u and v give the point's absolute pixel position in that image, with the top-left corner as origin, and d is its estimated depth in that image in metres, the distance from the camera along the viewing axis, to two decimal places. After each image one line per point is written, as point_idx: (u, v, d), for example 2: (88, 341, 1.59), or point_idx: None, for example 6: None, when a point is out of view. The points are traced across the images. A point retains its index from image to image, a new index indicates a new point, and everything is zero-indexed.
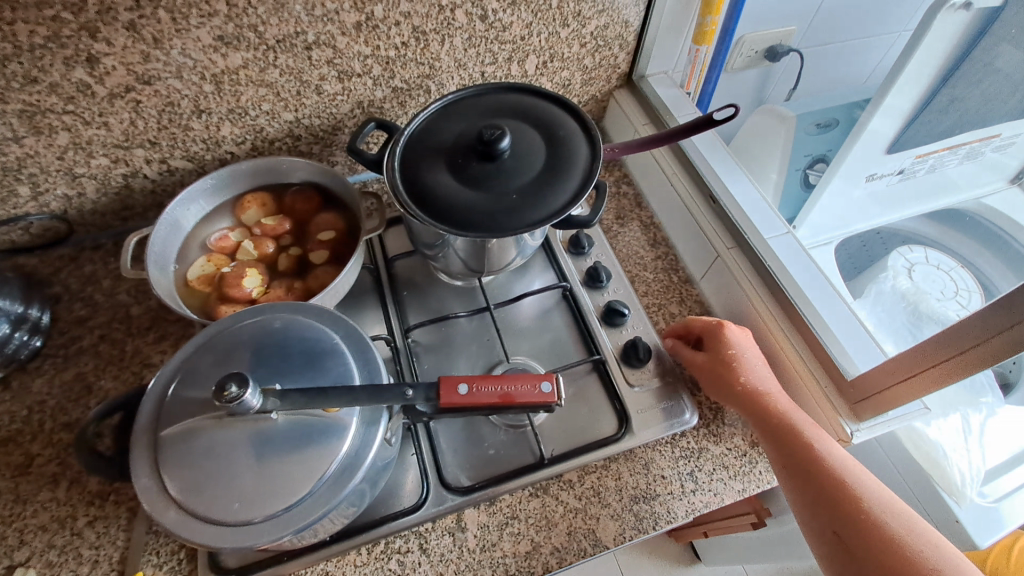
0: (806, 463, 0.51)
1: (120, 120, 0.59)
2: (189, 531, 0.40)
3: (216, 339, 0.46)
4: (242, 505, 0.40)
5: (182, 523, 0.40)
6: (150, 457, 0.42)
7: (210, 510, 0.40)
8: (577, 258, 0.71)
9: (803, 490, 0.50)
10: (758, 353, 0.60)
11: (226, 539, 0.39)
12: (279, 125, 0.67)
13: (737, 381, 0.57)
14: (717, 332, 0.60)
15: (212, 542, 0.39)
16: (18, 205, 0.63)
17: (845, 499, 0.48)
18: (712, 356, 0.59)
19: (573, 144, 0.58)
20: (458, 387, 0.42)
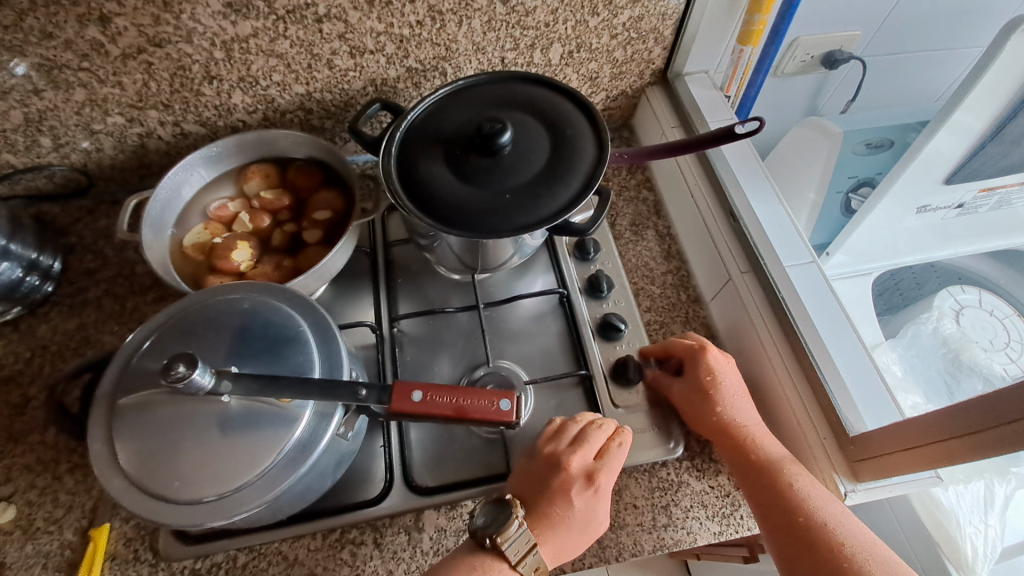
0: (787, 509, 0.47)
1: (133, 80, 0.60)
2: (130, 502, 0.40)
3: (188, 312, 0.47)
4: (180, 485, 0.40)
5: (125, 493, 0.40)
6: (106, 423, 0.42)
7: (152, 485, 0.40)
8: (581, 263, 0.68)
9: (785, 536, 0.46)
10: (740, 383, 0.56)
11: (163, 516, 0.40)
12: (290, 97, 0.66)
13: (714, 411, 0.53)
14: (696, 357, 0.56)
15: (150, 516, 0.40)
16: (41, 154, 0.66)
17: (823, 546, 0.45)
18: (688, 381, 0.56)
19: (581, 146, 0.54)
20: (412, 394, 0.40)
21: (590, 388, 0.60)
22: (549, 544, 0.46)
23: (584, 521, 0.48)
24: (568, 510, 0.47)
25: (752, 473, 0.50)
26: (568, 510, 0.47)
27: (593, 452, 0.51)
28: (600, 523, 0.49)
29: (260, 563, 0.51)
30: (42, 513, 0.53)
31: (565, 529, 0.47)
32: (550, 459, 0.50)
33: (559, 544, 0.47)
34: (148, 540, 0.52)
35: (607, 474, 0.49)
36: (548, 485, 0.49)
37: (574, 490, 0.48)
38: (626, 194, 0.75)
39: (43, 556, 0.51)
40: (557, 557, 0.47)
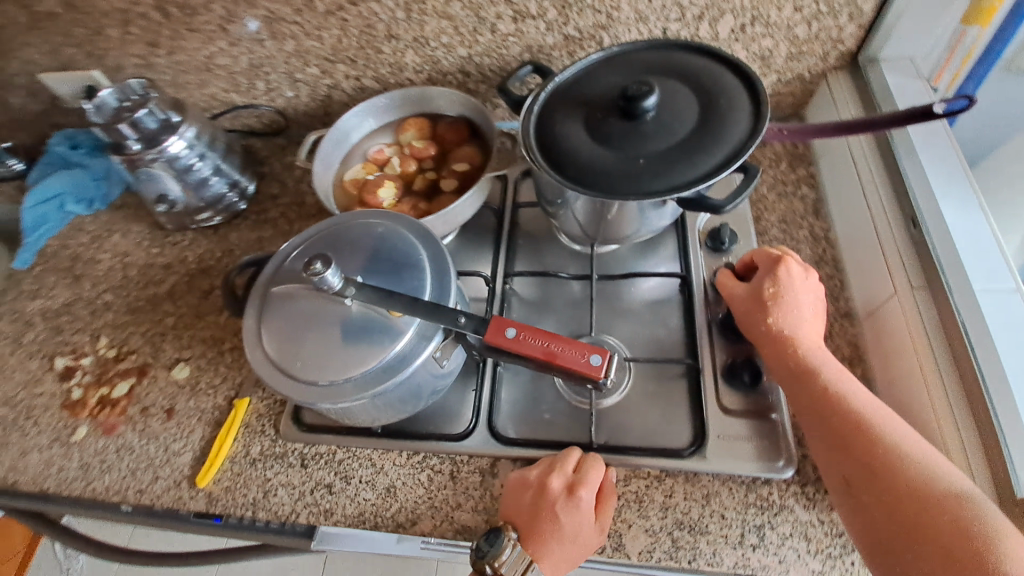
0: (834, 425, 0.45)
1: (330, 35, 0.70)
2: (265, 372, 0.47)
3: (334, 227, 0.53)
4: (302, 366, 0.46)
5: (262, 365, 0.47)
6: (259, 306, 0.50)
7: (282, 361, 0.47)
8: (713, 254, 0.62)
9: (826, 449, 0.45)
10: (809, 297, 0.51)
11: (285, 389, 0.46)
12: (453, 59, 0.71)
13: (766, 320, 0.51)
14: (765, 268, 0.53)
15: (277, 387, 0.46)
16: (256, 95, 0.81)
17: (865, 460, 0.42)
18: (756, 324, 0.51)
19: (733, 118, 0.50)
20: (507, 330, 0.41)
21: (694, 382, 0.55)
22: (547, 563, 0.46)
23: (574, 530, 0.47)
24: (555, 529, 0.47)
25: (832, 437, 0.45)
26: (553, 523, 0.47)
27: (571, 468, 0.50)
28: (595, 531, 0.48)
29: (352, 463, 0.57)
30: (205, 378, 0.65)
31: (559, 544, 0.46)
32: (529, 481, 0.50)
33: (558, 554, 0.46)
34: (273, 420, 0.61)
35: (586, 489, 0.48)
36: (535, 505, 0.48)
37: (556, 513, 0.47)
38: (780, 188, 0.67)
39: (201, 411, 0.63)
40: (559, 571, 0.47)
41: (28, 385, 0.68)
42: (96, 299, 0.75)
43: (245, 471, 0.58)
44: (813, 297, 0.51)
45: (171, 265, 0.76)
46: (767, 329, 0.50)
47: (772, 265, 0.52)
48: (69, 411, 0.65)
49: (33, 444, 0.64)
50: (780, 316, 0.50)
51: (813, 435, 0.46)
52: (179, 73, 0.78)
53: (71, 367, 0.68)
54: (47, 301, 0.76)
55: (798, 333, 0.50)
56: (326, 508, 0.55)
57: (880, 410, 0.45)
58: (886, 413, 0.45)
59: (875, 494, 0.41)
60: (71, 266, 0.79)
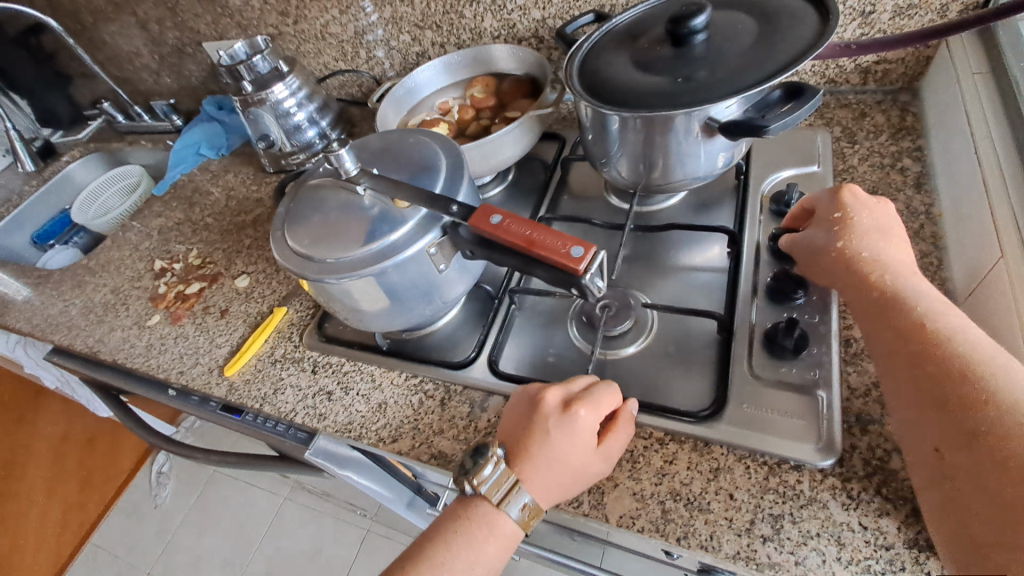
0: (922, 379, 0.33)
1: (420, 1, 0.77)
2: (279, 248, 0.50)
3: (374, 137, 0.56)
4: (308, 242, 0.48)
5: (278, 241, 0.50)
6: (291, 194, 0.54)
7: (293, 238, 0.49)
8: (775, 219, 0.54)
9: (912, 408, 0.33)
10: (889, 227, 0.42)
11: (290, 262, 0.48)
12: (527, 23, 0.73)
13: (834, 248, 0.41)
14: (835, 193, 0.44)
15: (284, 261, 0.48)
16: (358, 63, 0.90)
17: (964, 426, 0.30)
18: (820, 253, 0.42)
19: (794, 40, 0.44)
20: (491, 217, 0.39)
21: (723, 344, 0.47)
22: (533, 489, 0.41)
23: (564, 461, 0.40)
24: (544, 453, 0.40)
25: (924, 394, 0.33)
26: (539, 447, 0.41)
27: (577, 386, 0.44)
28: (590, 467, 0.41)
29: (355, 376, 0.57)
30: (259, 288, 0.71)
31: (548, 466, 0.40)
32: (528, 399, 0.44)
33: (542, 482, 0.41)
34: (300, 330, 0.64)
35: (585, 411, 0.41)
36: (527, 424, 0.42)
37: (547, 431, 0.41)
38: (874, 160, 0.56)
39: (247, 314, 0.68)
40: (551, 497, 0.41)
41: (132, 280, 0.80)
42: (199, 221, 0.87)
43: (264, 369, 0.61)
44: (895, 223, 0.42)
45: (262, 200, 0.86)
46: (837, 254, 0.41)
47: (832, 197, 0.44)
48: (153, 302, 0.75)
49: (120, 324, 0.74)
50: (853, 239, 0.41)
51: (895, 390, 0.35)
52: (300, 41, 0.90)
53: (165, 268, 0.79)
54: (165, 219, 0.90)
55: (882, 259, 0.40)
56: (321, 412, 0.55)
57: (1006, 361, 0.32)
58: (1016, 367, 0.31)
59: (972, 469, 0.29)
60: (190, 196, 0.93)
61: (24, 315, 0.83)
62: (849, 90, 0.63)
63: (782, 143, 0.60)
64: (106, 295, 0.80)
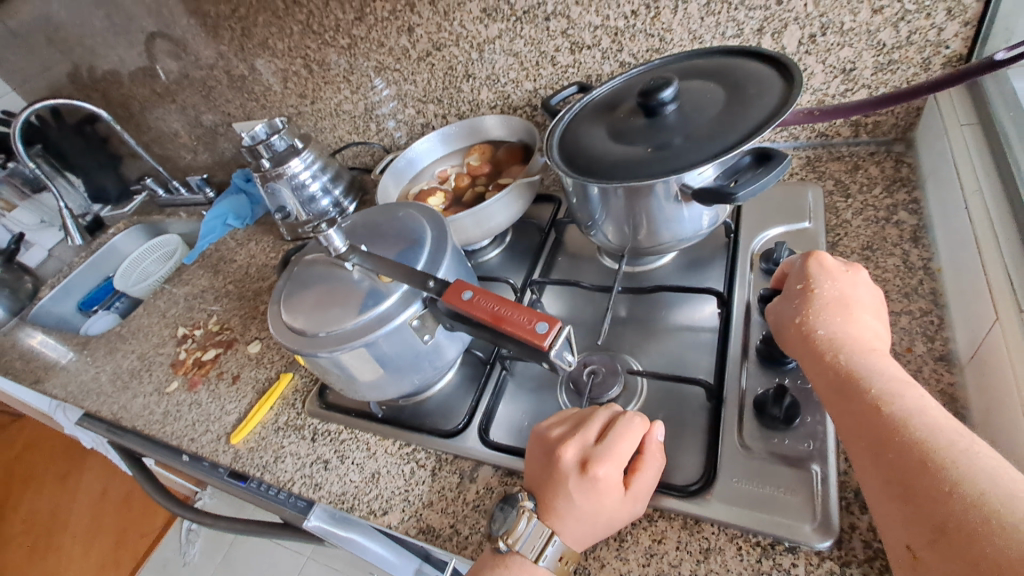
0: (883, 468, 0.31)
1: (421, 79, 0.82)
2: (274, 324, 0.52)
3: (369, 213, 0.59)
4: (299, 318, 0.49)
5: (274, 316, 0.52)
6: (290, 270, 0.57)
7: (286, 315, 0.51)
8: (767, 278, 0.53)
9: (879, 501, 0.31)
10: (854, 297, 0.41)
11: (283, 336, 0.50)
12: (521, 93, 0.77)
13: (794, 325, 0.41)
14: (800, 265, 0.44)
15: (278, 335, 0.50)
16: (370, 136, 0.96)
17: (929, 521, 0.28)
18: (785, 328, 0.42)
19: (759, 106, 0.45)
20: (463, 293, 0.41)
21: (714, 413, 0.45)
22: (566, 538, 0.39)
23: (593, 508, 0.38)
24: (570, 504, 0.39)
25: (886, 485, 0.31)
26: (565, 496, 0.39)
27: (592, 435, 0.41)
28: (621, 509, 0.39)
29: (352, 445, 0.58)
30: (270, 353, 0.74)
31: (579, 517, 0.39)
32: (547, 446, 0.42)
33: (576, 529, 0.39)
34: (303, 396, 0.66)
35: (603, 461, 0.39)
36: (549, 472, 0.40)
37: (569, 481, 0.39)
38: (869, 214, 0.55)
39: (256, 380, 0.71)
40: (584, 542, 0.40)
41: (157, 347, 0.85)
42: (221, 288, 0.92)
43: (268, 436, 0.63)
44: (861, 295, 0.41)
45: None
46: (796, 329, 0.41)
47: (798, 269, 0.44)
48: (174, 368, 0.79)
49: (142, 391, 0.78)
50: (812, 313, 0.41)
51: (865, 479, 0.33)
52: (318, 118, 0.98)
53: (186, 335, 0.84)
54: (191, 287, 0.96)
55: (839, 334, 0.39)
56: (317, 482, 0.56)
57: (968, 445, 0.29)
58: (979, 452, 0.29)
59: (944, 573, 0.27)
60: (215, 263, 0.99)
61: (61, 382, 0.89)
62: (841, 142, 0.63)
63: (773, 199, 0.60)
64: (133, 362, 0.85)
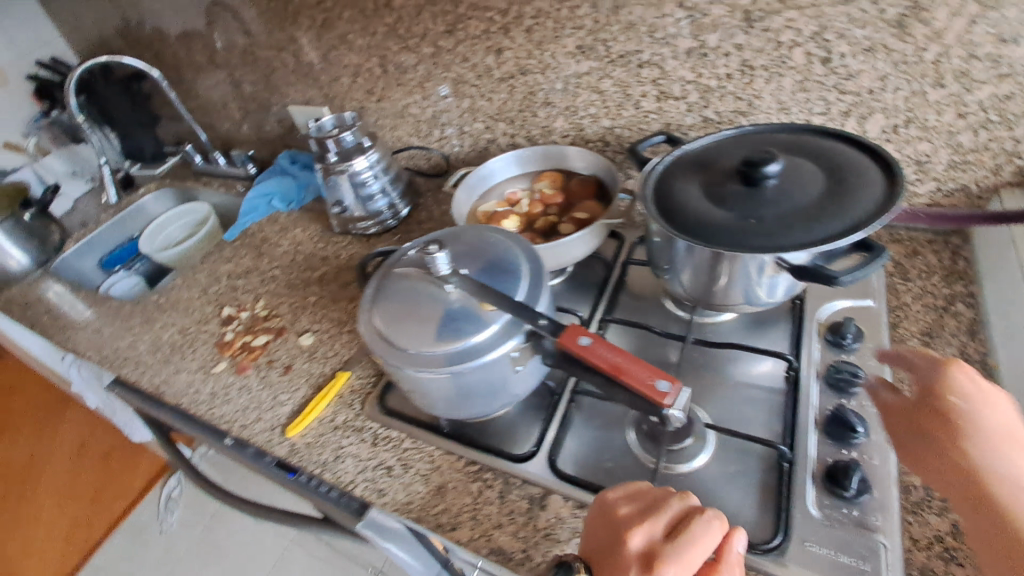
0: None
1: (498, 98, 0.84)
2: (367, 334, 0.53)
3: (457, 231, 0.60)
4: (398, 334, 0.51)
5: (366, 326, 0.54)
6: (377, 279, 0.58)
7: (382, 327, 0.52)
8: (831, 349, 0.57)
9: None
10: (1007, 426, 0.42)
11: (378, 349, 0.51)
12: (597, 128, 0.80)
13: (939, 444, 0.43)
14: (942, 376, 0.45)
15: (372, 347, 0.52)
16: (431, 141, 0.98)
17: None
18: (926, 444, 0.44)
19: (863, 197, 0.49)
20: (581, 337, 0.43)
21: (784, 474, 0.49)
22: None
23: None
24: None
25: None
26: None
27: (661, 526, 0.42)
28: None
29: (415, 455, 0.60)
30: (323, 349, 0.75)
31: None
32: (616, 524, 0.44)
33: None
34: (361, 398, 0.67)
35: (671, 562, 0.40)
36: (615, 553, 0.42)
37: (633, 568, 0.41)
38: (928, 300, 0.60)
39: (309, 374, 0.72)
40: None
41: (199, 322, 0.85)
42: (266, 272, 0.92)
43: (326, 434, 0.64)
44: (1013, 423, 0.43)
45: (327, 259, 0.92)
46: (941, 449, 0.43)
47: (940, 378, 0.46)
48: (219, 348, 0.79)
49: (185, 367, 0.78)
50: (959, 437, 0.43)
51: None
52: (380, 116, 0.98)
53: (232, 316, 0.84)
54: (234, 265, 0.95)
55: (993, 467, 0.41)
56: (380, 488, 0.58)
57: None
58: None
59: None
60: (259, 245, 0.99)
61: (92, 346, 0.88)
62: (900, 226, 0.67)
63: None
64: (173, 336, 0.84)
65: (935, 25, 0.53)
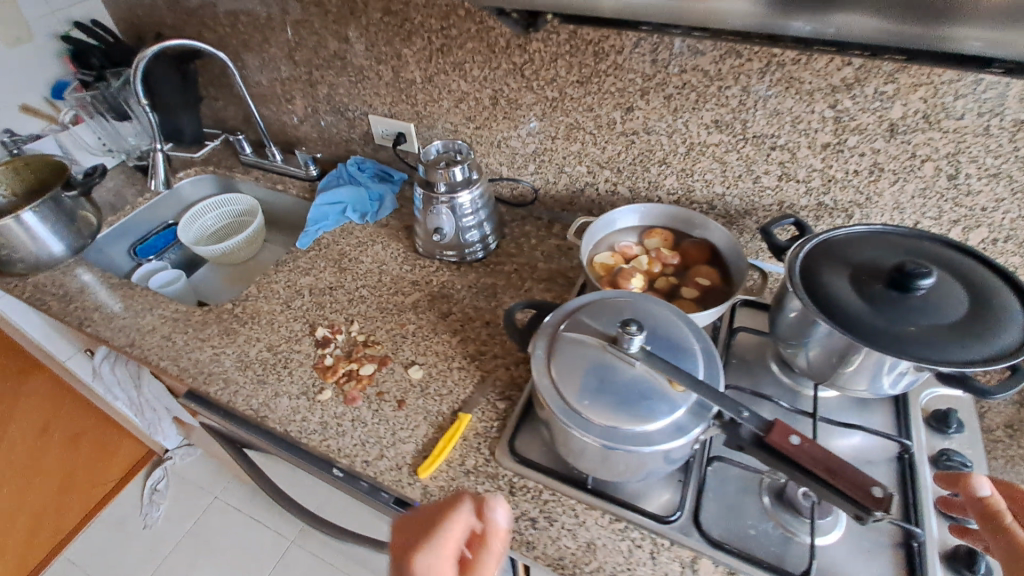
0: None
1: (612, 149, 0.86)
2: (550, 399, 0.55)
3: (618, 298, 0.64)
4: (588, 405, 0.54)
5: (548, 391, 0.56)
6: (547, 342, 0.60)
7: (568, 395, 0.55)
8: (935, 433, 0.66)
9: None
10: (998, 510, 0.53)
11: (569, 418, 0.54)
12: (708, 193, 0.84)
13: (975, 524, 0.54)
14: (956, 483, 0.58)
15: (560, 414, 0.54)
16: (522, 174, 0.98)
17: None
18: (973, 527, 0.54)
19: (1006, 319, 0.56)
20: (791, 437, 0.48)
21: (915, 552, 0.56)
22: None
23: None
24: None
25: None
26: None
27: None
28: None
29: (557, 507, 0.62)
30: (435, 384, 0.75)
31: None
32: None
33: None
34: (488, 442, 0.69)
35: None
36: None
37: None
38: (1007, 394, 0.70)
39: (427, 411, 0.72)
40: None
41: (289, 341, 0.82)
42: (352, 291, 0.90)
43: (459, 478, 0.65)
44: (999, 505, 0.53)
45: (418, 283, 0.91)
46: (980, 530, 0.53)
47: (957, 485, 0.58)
48: (321, 373, 0.77)
49: (284, 390, 0.76)
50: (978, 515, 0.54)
51: None
52: (474, 142, 0.98)
53: (327, 337, 0.82)
54: (315, 279, 0.93)
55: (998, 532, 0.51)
56: (529, 540, 0.60)
57: None
58: None
59: None
60: (337, 258, 0.97)
61: (159, 355, 0.82)
62: None
63: None
64: (262, 353, 0.81)
65: None
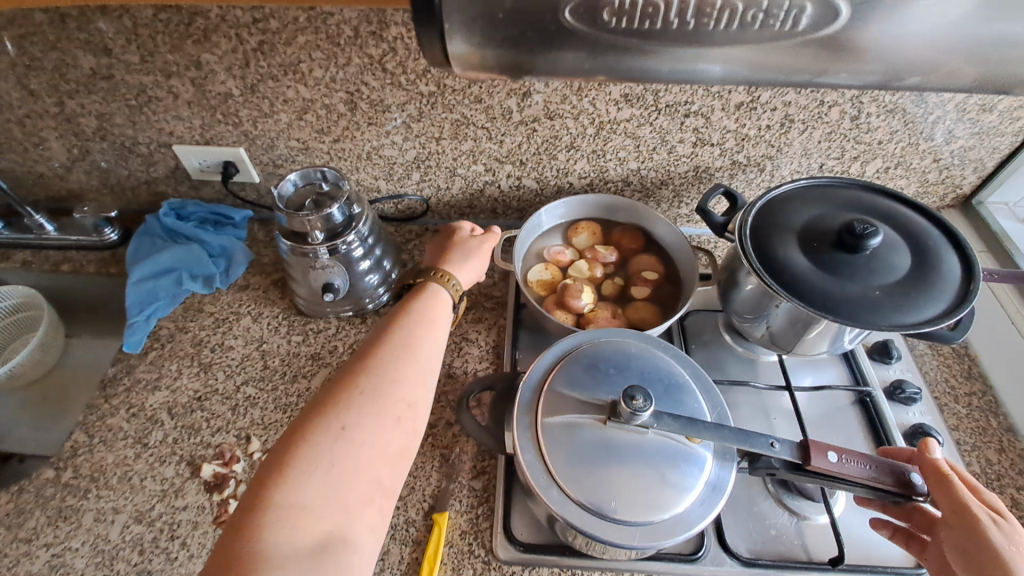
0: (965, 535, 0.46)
1: (511, 141, 0.73)
2: (570, 514, 0.45)
3: (587, 346, 0.55)
4: (620, 505, 0.45)
5: (563, 505, 0.46)
6: (533, 437, 0.49)
7: (591, 502, 0.46)
8: (879, 366, 0.71)
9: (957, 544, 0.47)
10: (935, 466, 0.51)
11: (600, 529, 0.45)
12: (622, 170, 0.76)
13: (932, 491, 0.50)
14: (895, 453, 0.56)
15: (590, 528, 0.45)
16: (405, 185, 0.81)
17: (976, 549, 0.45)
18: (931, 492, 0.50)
19: (942, 258, 0.58)
20: (828, 454, 0.47)
21: None
22: None
23: None
24: None
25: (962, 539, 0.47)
26: None
27: None
28: None
29: None
30: None
31: None
32: None
33: None
34: (481, 537, 0.57)
35: None
36: None
37: None
38: None
39: (392, 527, 0.58)
40: None
41: (166, 497, 0.60)
42: (230, 393, 0.68)
43: None
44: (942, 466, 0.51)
45: (319, 356, 0.71)
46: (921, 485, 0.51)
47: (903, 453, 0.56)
48: None
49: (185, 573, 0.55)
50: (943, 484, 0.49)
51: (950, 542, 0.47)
52: (334, 158, 0.77)
53: (221, 474, 0.61)
54: (172, 393, 0.68)
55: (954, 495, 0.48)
56: None
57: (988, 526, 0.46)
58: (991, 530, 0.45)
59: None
60: (192, 352, 0.72)
61: None
62: None
63: None
64: (131, 529, 0.58)
65: (944, 96, 0.64)
